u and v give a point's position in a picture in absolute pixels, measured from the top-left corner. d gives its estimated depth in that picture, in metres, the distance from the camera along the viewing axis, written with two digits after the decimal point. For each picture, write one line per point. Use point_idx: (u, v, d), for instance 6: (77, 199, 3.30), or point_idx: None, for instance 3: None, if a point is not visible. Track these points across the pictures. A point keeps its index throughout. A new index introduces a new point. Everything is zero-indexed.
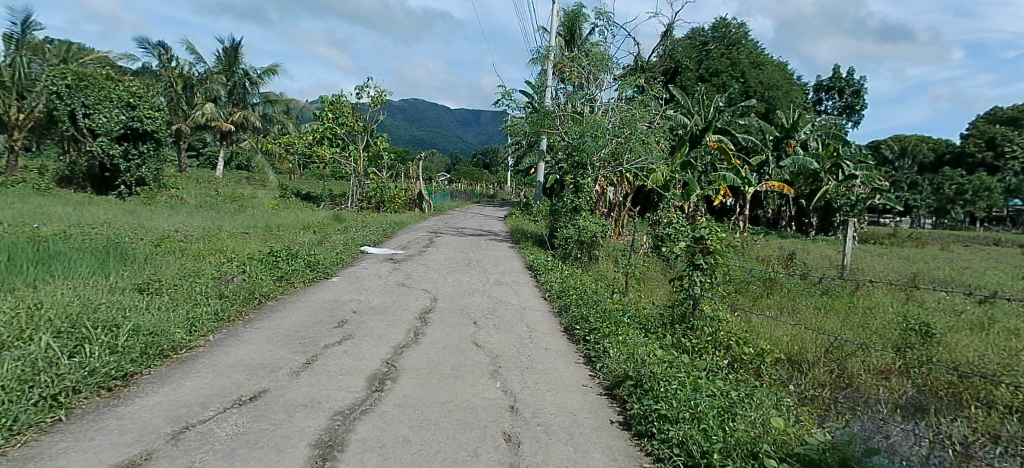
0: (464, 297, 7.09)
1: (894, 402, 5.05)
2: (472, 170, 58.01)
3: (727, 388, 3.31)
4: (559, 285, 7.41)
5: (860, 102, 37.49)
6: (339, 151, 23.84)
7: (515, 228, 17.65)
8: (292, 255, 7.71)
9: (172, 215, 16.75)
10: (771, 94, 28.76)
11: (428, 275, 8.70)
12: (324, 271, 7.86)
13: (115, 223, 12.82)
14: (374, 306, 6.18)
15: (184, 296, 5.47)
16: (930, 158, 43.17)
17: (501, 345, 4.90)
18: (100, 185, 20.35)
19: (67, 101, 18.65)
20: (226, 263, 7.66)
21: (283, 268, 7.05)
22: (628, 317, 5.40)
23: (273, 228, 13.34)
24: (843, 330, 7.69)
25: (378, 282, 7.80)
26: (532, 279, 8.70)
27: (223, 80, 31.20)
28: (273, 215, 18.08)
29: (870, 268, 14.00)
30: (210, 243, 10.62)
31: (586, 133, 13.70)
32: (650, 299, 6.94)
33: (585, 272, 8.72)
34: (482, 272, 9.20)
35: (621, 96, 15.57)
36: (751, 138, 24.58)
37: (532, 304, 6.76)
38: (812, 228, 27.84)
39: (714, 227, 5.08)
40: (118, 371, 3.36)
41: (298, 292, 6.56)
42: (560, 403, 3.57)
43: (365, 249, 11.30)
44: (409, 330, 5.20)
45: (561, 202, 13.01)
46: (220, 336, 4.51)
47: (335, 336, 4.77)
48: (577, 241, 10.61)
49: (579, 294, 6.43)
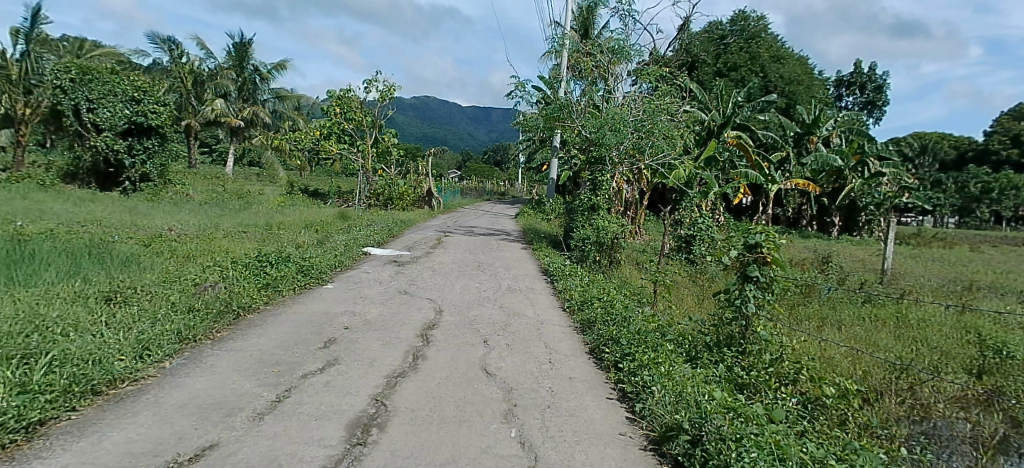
0: (473, 307, 6.31)
1: (991, 447, 4.19)
2: (482, 167, 57.15)
3: (823, 455, 2.55)
4: (580, 295, 6.59)
5: (883, 98, 36.23)
6: (347, 147, 23.15)
7: (528, 228, 16.86)
8: (282, 259, 6.92)
9: (175, 212, 16.11)
10: (792, 90, 27.64)
11: (434, 281, 7.92)
12: (318, 276, 7.07)
13: (110, 221, 12.16)
14: (370, 319, 5.41)
15: (149, 311, 4.71)
16: (953, 156, 41.60)
17: (517, 374, 4.11)
18: (105, 181, 19.76)
19: (71, 95, 18.07)
20: (211, 266, 6.93)
21: (271, 275, 6.28)
22: (668, 339, 4.61)
23: (274, 227, 12.63)
24: (900, 345, 6.78)
25: (378, 289, 7.00)
26: (548, 285, 7.91)
27: (233, 76, 30.73)
28: (278, 212, 17.40)
29: (907, 272, 13.03)
30: (205, 243, 9.90)
31: (605, 125, 12.87)
32: (685, 312, 6.09)
33: (607, 279, 7.89)
34: (493, 278, 8.39)
35: (639, 90, 14.69)
36: (771, 134, 23.54)
37: (550, 318, 5.95)
38: (835, 227, 26.67)
39: (771, 234, 4.34)
40: (21, 421, 2.60)
41: (284, 303, 5.78)
42: (595, 465, 2.77)
43: (368, 251, 10.52)
44: (408, 352, 4.41)
45: (577, 201, 12.18)
46: (179, 362, 3.75)
47: (318, 361, 4.01)
48: (596, 242, 9.79)
49: (605, 308, 5.61)
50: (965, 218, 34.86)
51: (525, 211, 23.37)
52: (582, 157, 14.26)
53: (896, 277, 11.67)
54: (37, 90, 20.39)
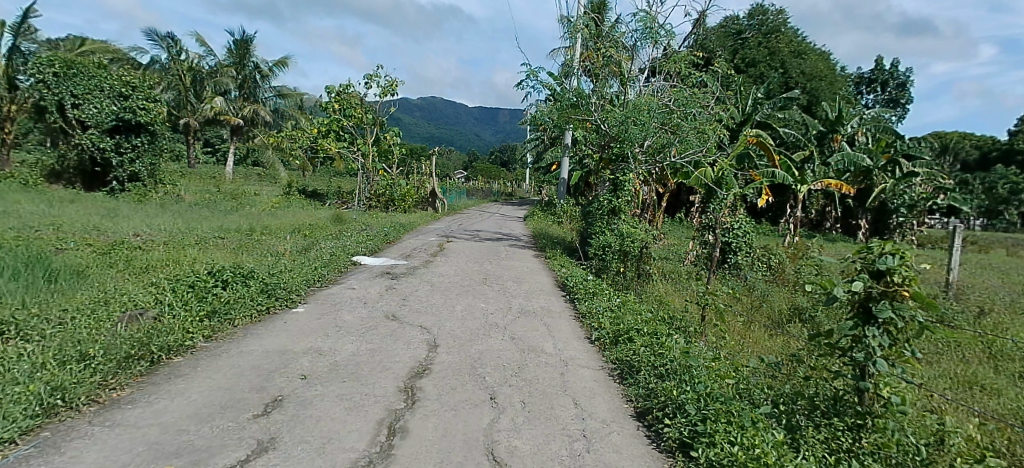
0: (476, 341, 4.95)
1: None
2: (490, 168, 55.90)
3: None
4: (613, 323, 5.25)
5: (906, 96, 34.62)
6: (346, 146, 21.84)
7: (538, 232, 15.56)
8: (240, 274, 5.58)
9: (157, 214, 14.82)
10: (815, 86, 26.04)
11: (431, 300, 6.62)
12: (285, 296, 5.73)
13: (73, 224, 10.83)
14: (338, 363, 4.07)
15: (22, 352, 3.38)
16: (975, 157, 39.64)
17: (540, 463, 2.78)
18: (91, 182, 18.41)
19: (54, 90, 16.81)
20: (155, 285, 5.59)
21: (222, 300, 4.95)
22: (754, 405, 3.30)
23: (258, 233, 11.31)
24: (1017, 385, 5.32)
25: (359, 314, 5.64)
26: (568, 305, 6.60)
27: (234, 73, 29.43)
28: (270, 215, 16.17)
29: (965, 283, 11.49)
30: (171, 253, 8.58)
31: (628, 118, 11.45)
32: (751, 355, 4.75)
33: (639, 298, 6.56)
34: (501, 296, 7.05)
35: (654, 89, 12.90)
36: (793, 133, 22.09)
37: (577, 357, 4.61)
38: (863, 230, 25.26)
39: (907, 257, 3.02)
40: None
41: (232, 338, 4.46)
42: None
43: (358, 260, 9.22)
44: (381, 424, 3.06)
45: (594, 204, 10.84)
46: (18, 456, 2.45)
47: (239, 447, 2.68)
48: (620, 251, 8.54)
49: (653, 349, 4.26)
50: (993, 221, 33.04)
51: (534, 213, 22.09)
52: (600, 154, 12.87)
53: (961, 290, 10.17)
54: (23, 85, 19.11)
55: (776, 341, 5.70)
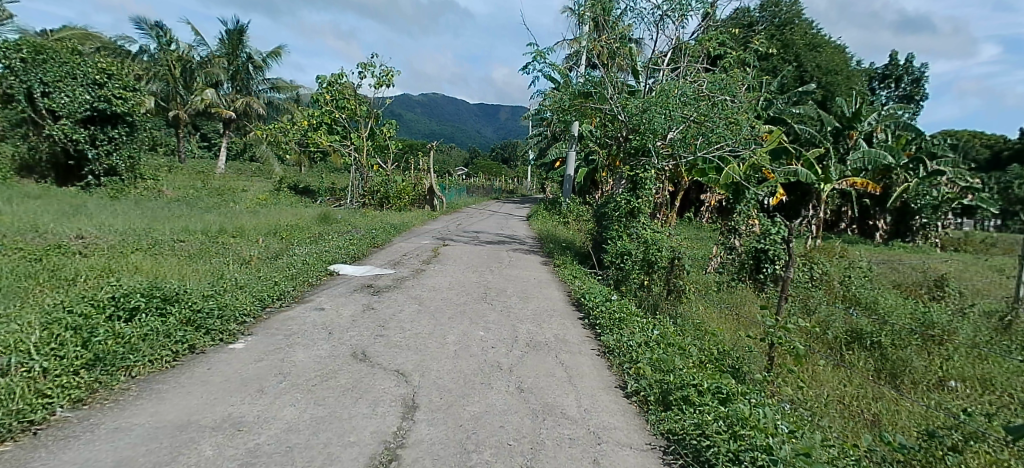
0: (469, 398, 3.57)
1: None
2: (490, 165, 54.50)
3: None
4: (658, 373, 3.87)
5: (921, 92, 33.19)
6: (339, 140, 20.46)
7: (543, 233, 14.17)
8: (158, 299, 4.19)
9: (125, 212, 13.37)
10: (831, 80, 24.71)
11: (416, 326, 5.26)
12: (221, 328, 4.35)
13: (14, 224, 9.34)
14: (260, 449, 2.69)
15: None
16: (986, 155, 38.04)
17: None
18: (65, 176, 16.79)
19: (21, 77, 15.07)
20: (39, 309, 4.15)
21: (117, 338, 3.56)
22: None
23: (227, 236, 9.87)
24: None
25: (317, 352, 4.26)
26: (590, 336, 5.24)
27: (224, 64, 27.68)
28: (253, 214, 14.75)
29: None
30: (112, 261, 7.13)
31: (650, 106, 9.87)
32: (859, 437, 3.38)
33: (677, 328, 5.18)
34: (505, 319, 5.68)
35: (668, 74, 11.38)
36: (808, 129, 20.54)
37: (618, 431, 3.23)
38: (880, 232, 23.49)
39: None
40: None
41: (114, 403, 3.06)
42: None
43: (337, 270, 7.89)
44: None
45: (609, 203, 9.44)
46: None
47: None
48: (644, 262, 7.20)
49: (736, 430, 2.87)
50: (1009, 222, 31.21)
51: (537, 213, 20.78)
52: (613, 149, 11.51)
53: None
54: None
55: (864, 402, 4.36)
